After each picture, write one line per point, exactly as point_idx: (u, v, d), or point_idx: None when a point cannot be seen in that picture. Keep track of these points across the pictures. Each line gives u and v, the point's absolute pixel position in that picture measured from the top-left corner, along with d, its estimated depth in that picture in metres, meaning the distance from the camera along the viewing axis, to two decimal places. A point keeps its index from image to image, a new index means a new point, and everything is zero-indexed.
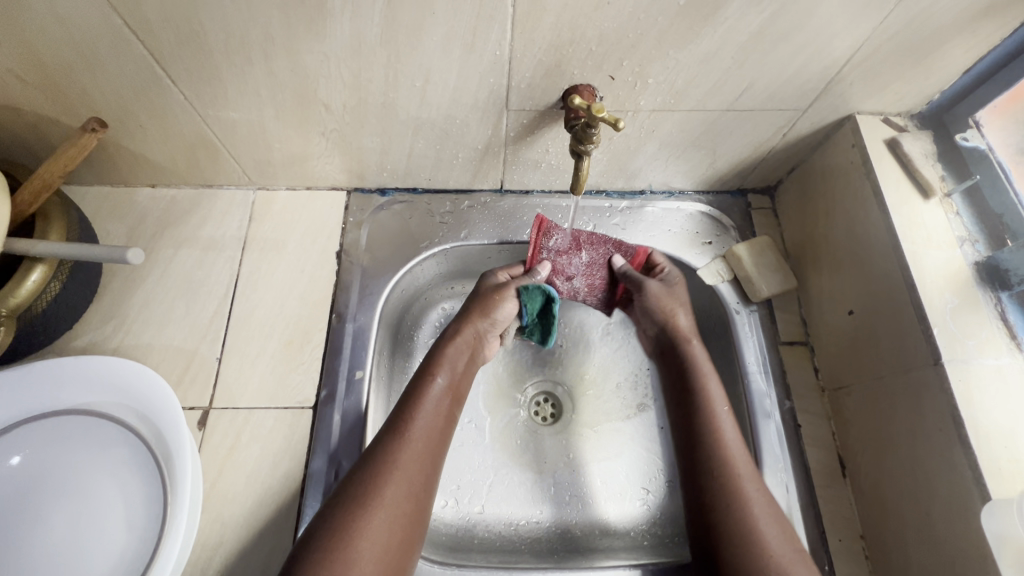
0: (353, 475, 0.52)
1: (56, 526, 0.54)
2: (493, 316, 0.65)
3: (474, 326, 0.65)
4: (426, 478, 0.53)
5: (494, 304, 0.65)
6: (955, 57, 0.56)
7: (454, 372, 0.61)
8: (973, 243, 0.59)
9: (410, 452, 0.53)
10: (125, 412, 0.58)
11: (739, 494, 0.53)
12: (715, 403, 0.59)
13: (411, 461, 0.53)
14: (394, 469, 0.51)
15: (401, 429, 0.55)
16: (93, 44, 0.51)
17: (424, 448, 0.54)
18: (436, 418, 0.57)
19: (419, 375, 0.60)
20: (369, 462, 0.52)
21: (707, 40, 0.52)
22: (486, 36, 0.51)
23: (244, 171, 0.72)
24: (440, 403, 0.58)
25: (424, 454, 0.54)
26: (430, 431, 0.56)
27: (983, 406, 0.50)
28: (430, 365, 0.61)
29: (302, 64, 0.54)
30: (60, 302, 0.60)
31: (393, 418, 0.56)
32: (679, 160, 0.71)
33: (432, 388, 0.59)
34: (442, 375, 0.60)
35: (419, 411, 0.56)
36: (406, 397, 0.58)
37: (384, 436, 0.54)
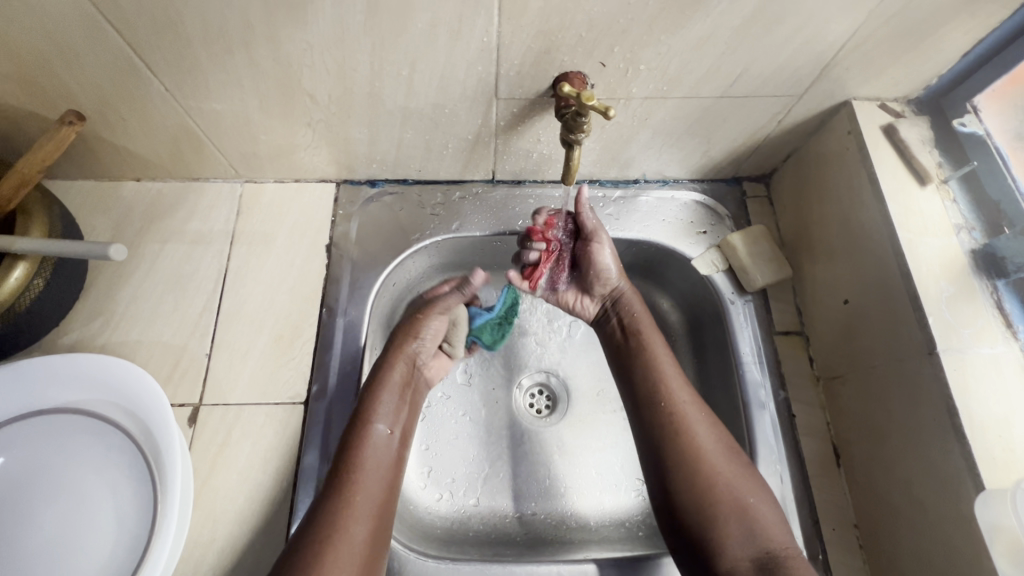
0: (299, 539, 0.51)
1: (47, 526, 0.54)
2: (420, 336, 0.67)
3: (404, 356, 0.65)
4: (377, 521, 0.54)
5: (419, 326, 0.67)
6: (952, 40, 0.55)
7: (391, 416, 0.61)
8: (970, 230, 0.58)
9: (356, 507, 0.54)
10: (113, 410, 0.57)
11: (695, 458, 0.55)
12: (659, 357, 0.63)
13: (358, 515, 0.53)
14: (343, 528, 0.52)
15: (341, 485, 0.54)
16: (67, 34, 0.49)
17: (371, 501, 0.55)
18: (383, 464, 0.58)
19: (354, 423, 0.59)
20: (314, 526, 0.52)
21: (699, 25, 0.51)
22: (472, 22, 0.50)
23: (231, 163, 0.70)
24: (384, 448, 0.59)
25: (374, 503, 0.55)
26: (376, 480, 0.56)
27: (979, 395, 0.50)
28: (366, 412, 0.60)
29: (284, 53, 0.52)
30: (44, 299, 0.59)
31: (331, 474, 0.56)
32: (672, 149, 0.70)
33: (373, 435, 0.59)
34: (382, 421, 0.60)
35: (360, 463, 0.56)
36: (347, 445, 0.58)
37: (327, 497, 0.54)
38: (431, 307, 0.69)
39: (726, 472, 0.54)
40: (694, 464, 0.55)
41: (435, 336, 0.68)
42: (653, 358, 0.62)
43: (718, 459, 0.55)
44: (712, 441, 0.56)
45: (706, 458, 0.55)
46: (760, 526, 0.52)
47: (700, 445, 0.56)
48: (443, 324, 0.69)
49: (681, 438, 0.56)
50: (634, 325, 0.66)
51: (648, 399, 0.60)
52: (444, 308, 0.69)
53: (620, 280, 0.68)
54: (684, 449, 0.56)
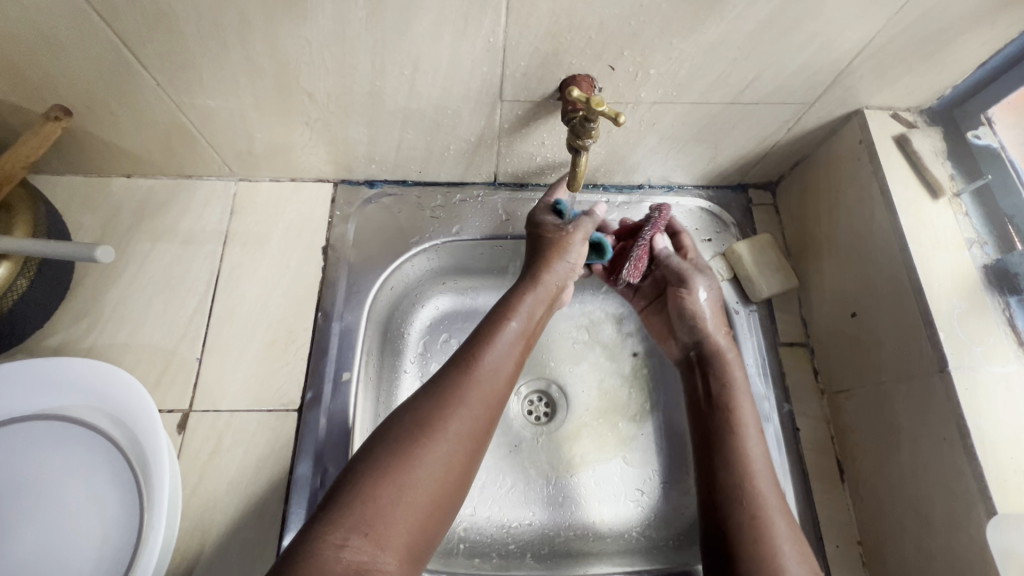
0: (418, 402, 0.50)
1: (26, 538, 0.52)
2: (566, 256, 0.63)
3: (555, 275, 0.62)
4: (487, 422, 0.51)
5: (566, 247, 0.62)
6: (968, 51, 0.54)
7: (526, 319, 0.59)
8: (982, 245, 0.57)
9: (476, 391, 0.51)
10: (98, 416, 0.55)
11: (771, 560, 0.48)
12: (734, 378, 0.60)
13: (476, 399, 0.51)
14: (460, 403, 0.50)
15: (471, 363, 0.53)
16: (54, 25, 0.47)
17: (491, 390, 0.52)
18: (507, 358, 0.55)
19: (493, 316, 0.58)
20: (435, 391, 0.51)
21: (712, 29, 0.49)
22: (477, 22, 0.48)
23: (225, 161, 0.68)
24: (514, 346, 0.57)
25: (492, 393, 0.52)
26: (498, 371, 0.54)
27: (991, 415, 0.49)
28: (506, 307, 0.59)
29: (282, 50, 0.50)
30: (27, 300, 0.57)
31: (461, 353, 0.54)
32: (680, 154, 0.68)
33: (506, 329, 0.57)
34: (516, 320, 0.58)
35: (488, 351, 0.54)
36: (481, 333, 0.56)
37: (452, 369, 0.52)
38: (571, 231, 0.63)
39: (794, 569, 0.48)
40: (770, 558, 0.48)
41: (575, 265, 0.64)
42: (742, 434, 0.56)
43: (792, 558, 0.49)
44: (787, 533, 0.50)
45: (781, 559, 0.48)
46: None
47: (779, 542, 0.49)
48: (581, 250, 0.64)
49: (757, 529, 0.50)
50: (727, 394, 0.59)
51: (730, 477, 0.54)
52: (583, 233, 0.64)
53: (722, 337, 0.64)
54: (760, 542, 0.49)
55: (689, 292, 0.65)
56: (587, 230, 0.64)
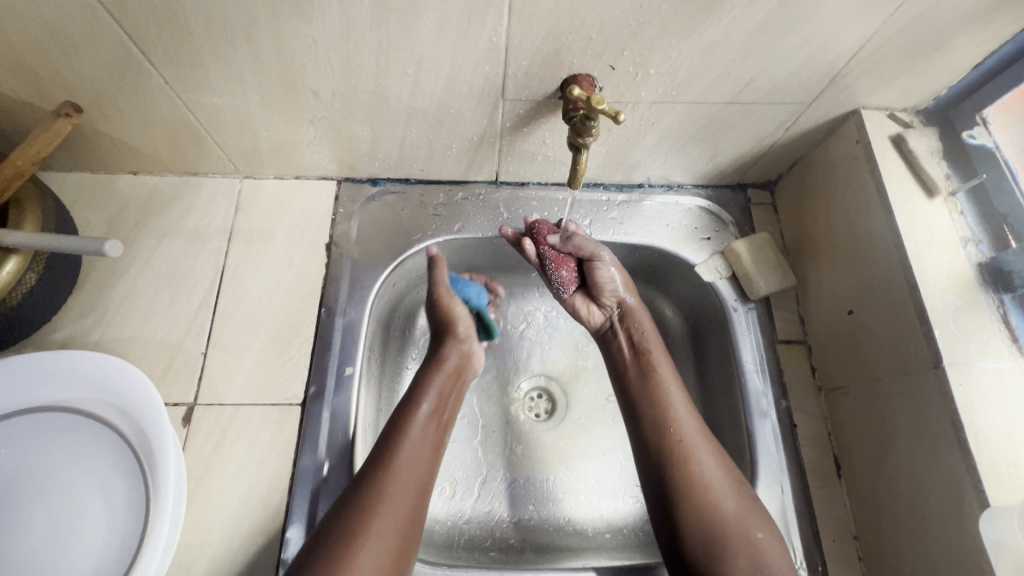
0: (338, 510, 0.51)
1: (33, 528, 0.53)
2: (456, 330, 0.67)
3: (453, 349, 0.66)
4: (411, 511, 0.53)
5: (450, 318, 0.67)
6: (963, 52, 0.55)
7: (436, 399, 0.62)
8: (977, 243, 0.57)
9: (394, 489, 0.53)
10: (104, 409, 0.56)
11: (714, 517, 0.53)
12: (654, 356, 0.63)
13: (395, 495, 0.53)
14: (380, 506, 0.51)
15: (387, 459, 0.55)
16: (66, 24, 0.48)
17: (411, 482, 0.54)
18: (421, 447, 0.57)
19: (402, 403, 0.61)
20: (355, 497, 0.52)
21: (711, 29, 0.50)
22: (481, 22, 0.49)
23: (230, 159, 0.69)
24: (427, 431, 0.59)
25: (410, 485, 0.54)
26: (415, 460, 0.56)
27: (984, 411, 0.50)
28: (415, 393, 0.61)
29: (288, 49, 0.51)
30: (36, 294, 0.58)
31: (377, 452, 0.56)
32: (679, 154, 0.69)
33: (417, 417, 0.59)
34: (426, 404, 0.60)
35: (404, 443, 0.56)
36: (393, 427, 0.58)
37: (370, 472, 0.54)
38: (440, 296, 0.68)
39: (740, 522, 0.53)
40: (699, 496, 0.54)
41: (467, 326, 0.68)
42: (659, 383, 0.61)
43: (723, 492, 0.54)
44: (719, 474, 0.55)
45: (712, 494, 0.54)
46: (764, 559, 0.52)
47: (709, 481, 0.55)
48: (465, 310, 0.68)
49: (687, 473, 0.55)
50: (642, 341, 0.65)
51: (653, 426, 0.59)
52: (448, 292, 0.68)
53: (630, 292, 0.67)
54: (690, 482, 0.55)
55: (600, 267, 0.66)
56: (445, 291, 0.68)
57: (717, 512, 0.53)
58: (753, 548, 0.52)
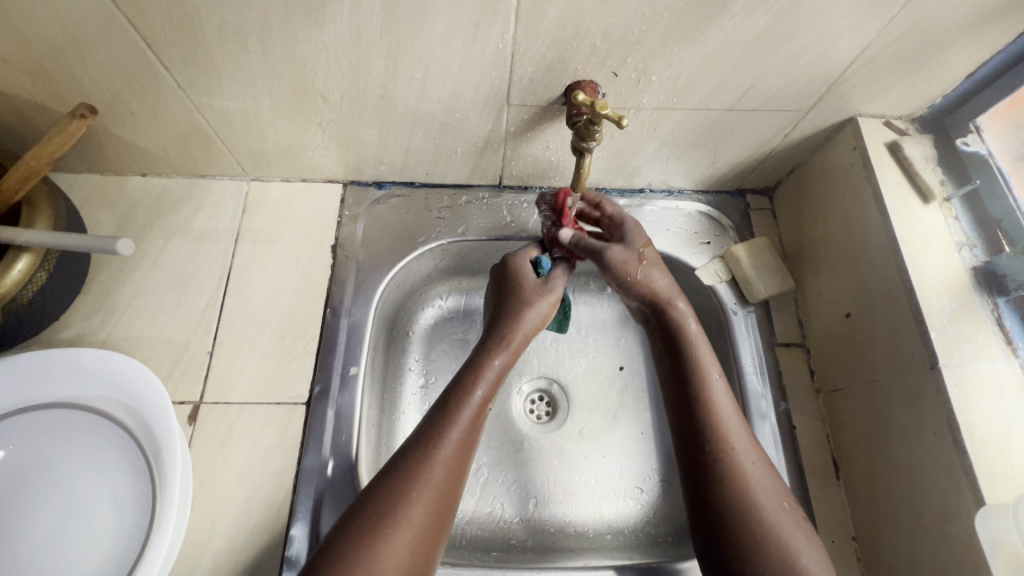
0: (379, 485, 0.48)
1: (40, 523, 0.53)
2: (527, 316, 0.60)
3: (522, 327, 0.60)
4: (448, 500, 0.49)
5: (530, 305, 0.61)
6: (956, 62, 0.56)
7: (493, 383, 0.56)
8: (971, 248, 0.59)
9: (437, 473, 0.49)
10: (112, 405, 0.57)
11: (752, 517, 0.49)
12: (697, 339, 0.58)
13: (435, 481, 0.49)
14: (421, 489, 0.48)
15: (433, 444, 0.50)
16: (84, 28, 0.49)
17: (455, 467, 0.50)
18: (470, 433, 0.53)
19: (457, 383, 0.55)
20: (396, 476, 0.48)
21: (712, 38, 0.51)
22: (488, 29, 0.50)
23: (238, 161, 0.70)
24: (478, 418, 0.54)
25: (454, 469, 0.50)
26: (462, 449, 0.51)
27: (980, 411, 0.50)
28: (470, 373, 0.56)
29: (300, 54, 0.53)
30: (47, 292, 0.59)
31: (422, 431, 0.52)
32: (679, 159, 0.70)
33: (470, 403, 0.54)
34: (481, 388, 0.55)
35: (454, 428, 0.51)
36: (443, 407, 0.54)
37: (413, 452, 0.50)
38: (544, 288, 0.62)
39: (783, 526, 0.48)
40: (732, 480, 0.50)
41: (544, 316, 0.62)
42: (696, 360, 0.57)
43: (762, 487, 0.50)
44: (758, 469, 0.51)
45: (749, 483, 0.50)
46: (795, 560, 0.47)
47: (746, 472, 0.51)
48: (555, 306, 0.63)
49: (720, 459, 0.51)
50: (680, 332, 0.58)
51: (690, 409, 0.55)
52: (559, 286, 0.63)
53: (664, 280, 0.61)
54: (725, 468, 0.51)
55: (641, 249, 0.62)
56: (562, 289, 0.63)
57: (751, 499, 0.49)
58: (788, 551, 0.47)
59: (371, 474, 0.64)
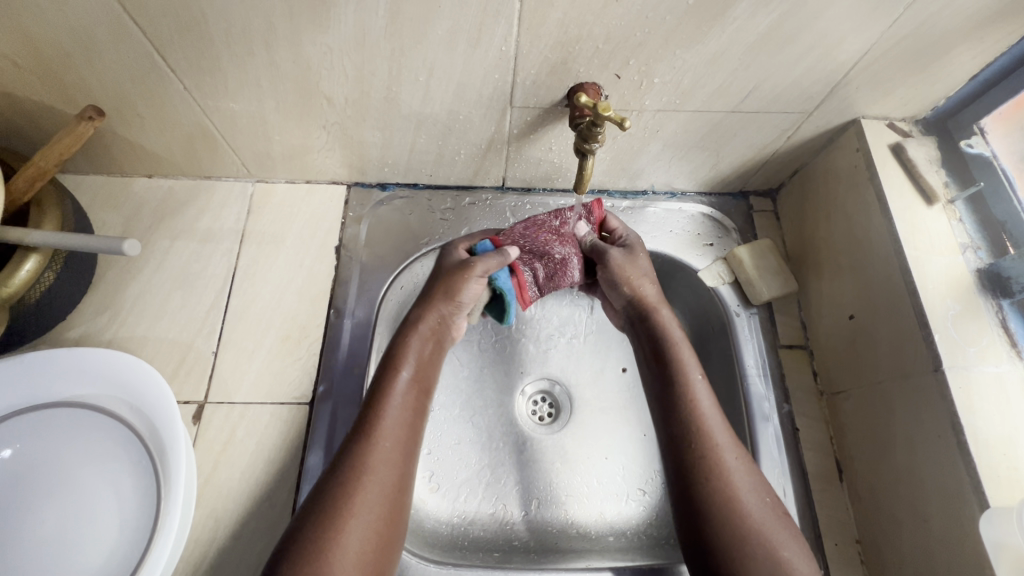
0: (323, 481, 0.48)
1: (45, 521, 0.54)
2: (457, 298, 0.60)
3: (437, 312, 0.59)
4: (396, 478, 0.50)
5: (457, 283, 0.59)
6: (960, 63, 0.56)
7: (417, 364, 0.57)
8: (975, 250, 0.59)
9: (379, 457, 0.49)
10: (117, 404, 0.57)
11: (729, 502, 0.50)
12: (670, 328, 0.61)
13: (379, 464, 0.49)
14: (366, 474, 0.48)
15: (369, 429, 0.51)
16: (91, 31, 0.50)
17: (395, 448, 0.51)
18: (403, 413, 0.53)
19: (382, 369, 0.56)
20: (339, 468, 0.49)
21: (715, 40, 0.52)
22: (492, 32, 0.50)
23: (244, 163, 0.71)
24: (408, 398, 0.54)
25: (394, 449, 0.51)
26: (399, 429, 0.52)
27: (983, 413, 0.50)
28: (393, 358, 0.56)
29: (304, 56, 0.53)
30: (53, 292, 0.59)
31: (358, 423, 0.52)
32: (682, 161, 0.70)
33: (397, 384, 0.54)
34: (407, 369, 0.55)
35: (384, 412, 0.52)
36: (372, 394, 0.54)
37: (350, 443, 0.50)
38: (471, 265, 0.60)
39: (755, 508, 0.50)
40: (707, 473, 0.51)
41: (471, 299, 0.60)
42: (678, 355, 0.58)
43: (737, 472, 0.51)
44: (739, 463, 0.52)
45: (730, 478, 0.51)
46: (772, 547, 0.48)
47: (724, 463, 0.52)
48: (481, 287, 0.61)
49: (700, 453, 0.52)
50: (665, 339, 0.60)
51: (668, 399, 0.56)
52: (484, 269, 0.60)
53: (648, 287, 0.63)
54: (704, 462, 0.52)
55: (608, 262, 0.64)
56: (491, 265, 0.61)
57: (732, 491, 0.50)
58: (770, 546, 0.48)
59: None
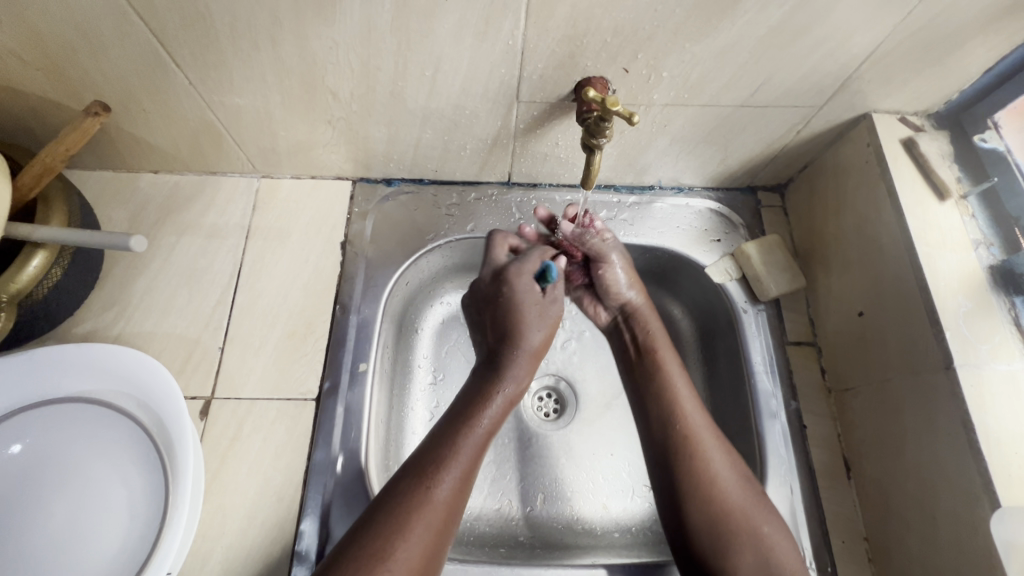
0: (377, 513, 0.47)
1: (56, 516, 0.54)
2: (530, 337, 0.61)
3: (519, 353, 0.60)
4: (449, 523, 0.49)
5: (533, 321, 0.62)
6: (975, 56, 0.55)
7: (498, 414, 0.57)
8: (988, 246, 0.58)
9: (437, 500, 0.48)
10: (125, 400, 0.57)
11: (715, 506, 0.52)
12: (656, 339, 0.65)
13: (434, 510, 0.48)
14: (419, 518, 0.47)
15: (434, 473, 0.50)
16: (97, 26, 0.50)
17: (454, 495, 0.50)
18: (475, 462, 0.53)
19: (462, 411, 0.56)
20: (394, 503, 0.47)
21: (724, 33, 0.51)
22: (498, 25, 0.50)
23: (249, 158, 0.71)
24: (481, 448, 0.54)
25: (454, 499, 0.49)
26: (466, 477, 0.51)
27: (995, 411, 0.50)
28: (476, 404, 0.56)
29: (310, 50, 0.53)
30: (61, 288, 0.59)
31: (422, 460, 0.51)
32: (690, 156, 0.70)
33: (474, 431, 0.54)
34: (487, 418, 0.55)
35: (452, 464, 0.50)
36: (445, 435, 0.53)
37: (411, 480, 0.49)
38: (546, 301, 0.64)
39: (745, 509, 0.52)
40: (705, 485, 0.53)
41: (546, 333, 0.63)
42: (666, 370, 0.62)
43: (728, 483, 0.53)
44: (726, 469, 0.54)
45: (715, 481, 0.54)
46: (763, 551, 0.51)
47: (713, 464, 0.54)
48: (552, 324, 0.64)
49: (697, 467, 0.54)
50: (648, 339, 0.65)
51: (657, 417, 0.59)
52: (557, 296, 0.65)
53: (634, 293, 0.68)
54: (700, 475, 0.54)
55: (608, 266, 0.67)
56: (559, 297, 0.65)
57: (717, 498, 0.53)
58: (756, 534, 0.51)
59: (381, 473, 0.64)
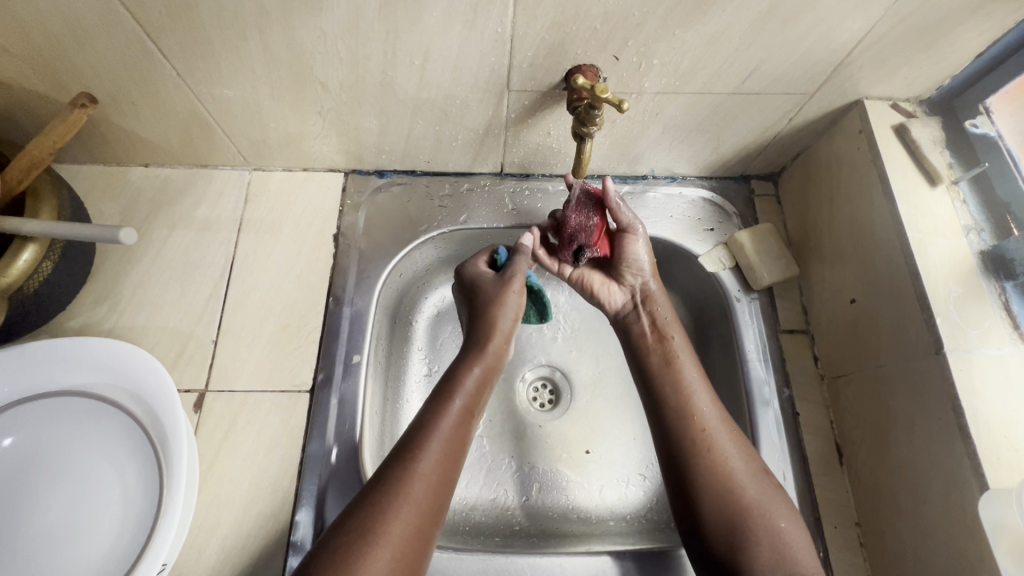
0: (361, 499, 0.47)
1: (52, 509, 0.54)
2: (499, 321, 0.62)
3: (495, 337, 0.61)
4: (433, 501, 0.48)
5: (502, 299, 0.63)
6: (966, 41, 0.55)
7: (471, 394, 0.57)
8: (979, 232, 0.58)
9: (419, 479, 0.48)
10: (118, 393, 0.57)
11: (729, 498, 0.52)
12: (669, 327, 0.64)
13: (418, 489, 0.47)
14: (404, 501, 0.46)
15: (415, 456, 0.49)
16: (81, 17, 0.49)
17: (436, 472, 0.49)
18: (454, 441, 0.52)
19: (434, 398, 0.55)
20: (379, 486, 0.47)
21: (715, 20, 0.50)
22: (486, 13, 0.50)
23: (240, 151, 0.70)
24: (458, 428, 0.54)
25: (437, 479, 0.49)
26: (442, 457, 0.50)
27: (986, 396, 0.50)
28: (449, 385, 0.56)
29: (298, 40, 0.52)
30: (51, 282, 0.59)
31: (399, 445, 0.51)
32: (682, 144, 0.69)
33: (449, 412, 0.54)
34: (459, 399, 0.55)
35: (429, 444, 0.50)
36: (421, 421, 0.53)
37: (392, 465, 0.49)
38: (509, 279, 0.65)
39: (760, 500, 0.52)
40: (717, 478, 0.53)
41: (513, 314, 0.64)
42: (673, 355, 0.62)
43: (740, 473, 0.54)
44: (737, 459, 0.54)
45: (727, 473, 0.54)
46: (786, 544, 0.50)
47: (720, 455, 0.55)
48: (516, 304, 0.64)
49: (706, 454, 0.55)
50: (658, 324, 0.64)
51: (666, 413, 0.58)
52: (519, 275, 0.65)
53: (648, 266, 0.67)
54: (709, 468, 0.54)
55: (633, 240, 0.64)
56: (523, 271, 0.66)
57: (729, 488, 0.53)
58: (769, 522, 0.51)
59: (376, 463, 0.64)
